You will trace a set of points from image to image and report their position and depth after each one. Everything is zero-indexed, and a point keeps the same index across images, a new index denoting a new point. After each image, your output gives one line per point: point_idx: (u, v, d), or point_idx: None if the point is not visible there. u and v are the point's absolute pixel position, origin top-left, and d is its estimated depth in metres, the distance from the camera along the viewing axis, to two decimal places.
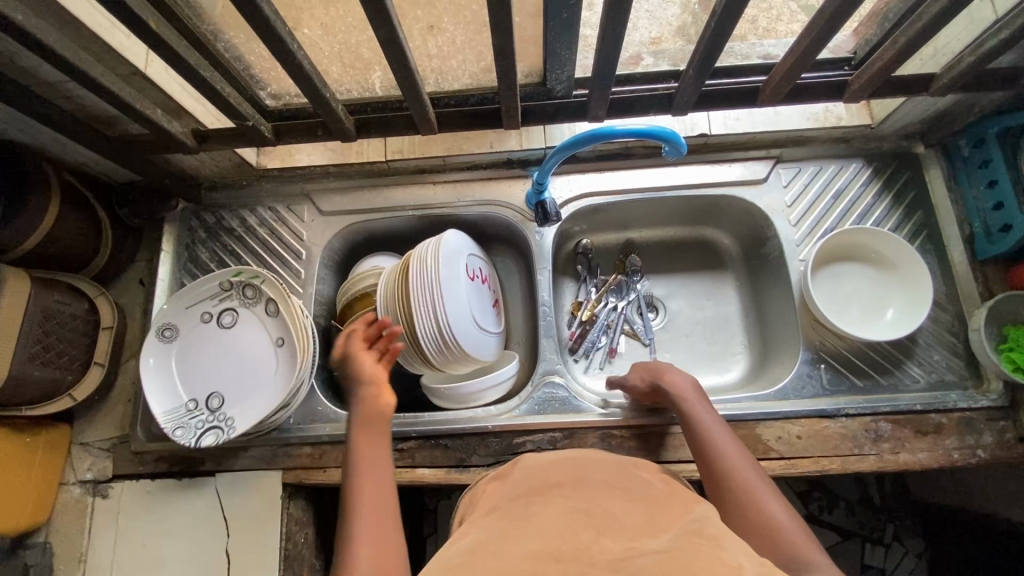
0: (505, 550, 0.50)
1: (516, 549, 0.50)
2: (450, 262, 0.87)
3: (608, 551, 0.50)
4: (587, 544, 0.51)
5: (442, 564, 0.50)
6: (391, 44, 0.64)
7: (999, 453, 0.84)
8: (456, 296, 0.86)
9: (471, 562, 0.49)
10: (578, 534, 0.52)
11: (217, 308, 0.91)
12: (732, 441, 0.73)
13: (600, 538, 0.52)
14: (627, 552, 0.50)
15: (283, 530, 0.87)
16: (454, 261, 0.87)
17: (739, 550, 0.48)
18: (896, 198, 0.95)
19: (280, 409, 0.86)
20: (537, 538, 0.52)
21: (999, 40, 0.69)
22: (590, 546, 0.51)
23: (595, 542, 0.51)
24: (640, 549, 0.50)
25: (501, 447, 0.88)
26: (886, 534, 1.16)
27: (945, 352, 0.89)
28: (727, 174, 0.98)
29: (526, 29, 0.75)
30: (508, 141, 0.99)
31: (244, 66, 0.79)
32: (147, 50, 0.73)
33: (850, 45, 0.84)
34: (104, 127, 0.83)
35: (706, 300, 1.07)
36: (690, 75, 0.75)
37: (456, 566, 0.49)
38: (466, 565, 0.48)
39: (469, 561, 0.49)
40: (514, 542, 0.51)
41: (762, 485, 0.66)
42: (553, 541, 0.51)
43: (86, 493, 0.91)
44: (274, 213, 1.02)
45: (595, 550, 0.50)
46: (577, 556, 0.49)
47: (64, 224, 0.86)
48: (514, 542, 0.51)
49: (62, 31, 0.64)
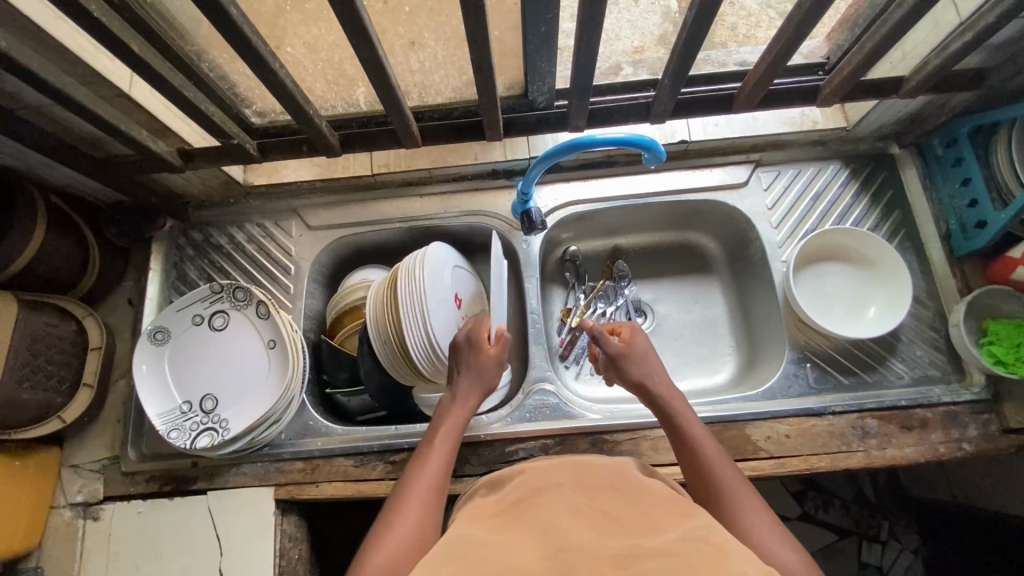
0: (511, 551, 0.51)
1: (523, 552, 0.51)
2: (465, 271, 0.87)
3: (611, 548, 0.51)
4: (588, 545, 0.51)
5: (447, 556, 0.51)
6: (373, 61, 0.65)
7: (985, 446, 0.85)
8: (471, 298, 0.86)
9: (474, 559, 0.50)
10: (579, 531, 0.53)
11: (208, 311, 0.91)
12: (711, 441, 0.71)
13: (602, 538, 0.52)
14: (629, 550, 0.50)
15: (277, 547, 0.87)
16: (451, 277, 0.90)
17: (744, 557, 0.49)
18: (873, 198, 0.97)
19: (272, 422, 0.87)
20: (540, 540, 0.52)
21: (963, 43, 0.71)
22: (592, 542, 0.51)
23: (597, 541, 0.51)
24: (644, 547, 0.50)
25: (494, 456, 0.89)
26: (882, 531, 1.17)
27: (927, 348, 0.91)
28: (709, 179, 0.99)
29: (506, 42, 0.76)
30: (493, 152, 1.01)
31: (229, 85, 0.80)
32: (131, 72, 0.74)
33: (824, 50, 0.86)
34: (90, 148, 0.84)
35: (693, 303, 1.08)
36: (665, 83, 0.77)
37: (461, 561, 0.50)
38: (472, 559, 0.50)
39: (472, 555, 0.50)
40: (517, 544, 0.52)
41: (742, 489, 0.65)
42: (558, 541, 0.51)
43: (77, 516, 0.91)
44: (262, 229, 1.02)
45: (595, 548, 0.50)
46: (581, 553, 0.50)
47: (50, 247, 0.86)
48: (520, 544, 0.52)
49: (47, 55, 0.65)
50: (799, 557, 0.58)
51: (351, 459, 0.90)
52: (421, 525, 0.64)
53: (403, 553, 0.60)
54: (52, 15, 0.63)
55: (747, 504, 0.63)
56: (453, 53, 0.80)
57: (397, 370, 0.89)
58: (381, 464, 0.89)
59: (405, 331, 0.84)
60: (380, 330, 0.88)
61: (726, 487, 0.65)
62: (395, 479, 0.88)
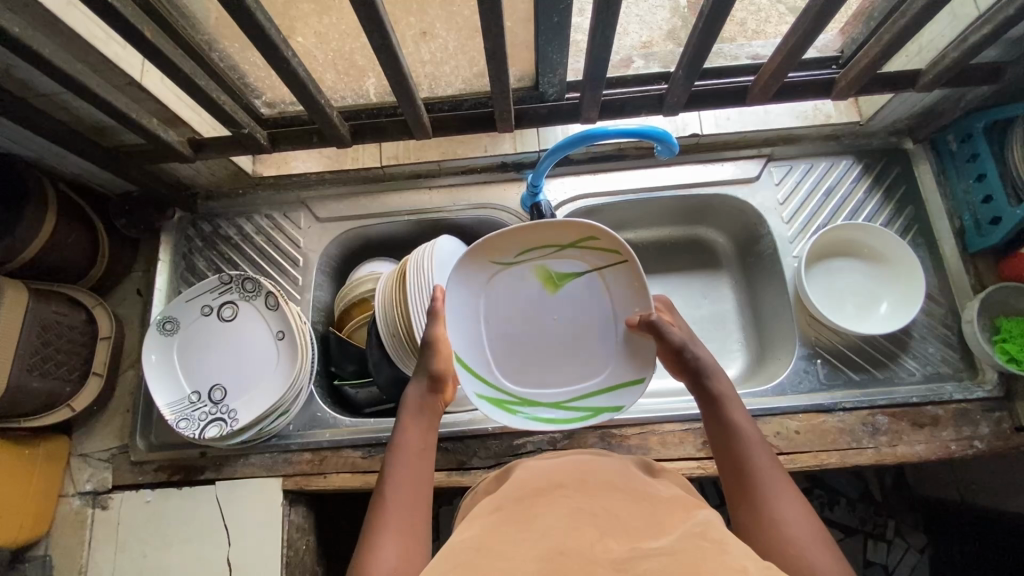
0: (508, 550, 0.50)
1: (522, 552, 0.50)
2: (584, 248, 0.78)
3: (612, 550, 0.50)
4: (590, 546, 0.50)
5: (447, 561, 0.50)
6: (385, 50, 0.65)
7: (996, 444, 0.84)
8: (581, 282, 0.80)
9: (475, 562, 0.49)
10: (579, 532, 0.52)
11: (217, 302, 0.91)
12: (751, 426, 0.66)
13: (604, 537, 0.51)
14: (631, 551, 0.49)
15: (284, 538, 0.87)
16: (525, 240, 0.78)
17: (744, 553, 0.47)
18: (887, 193, 0.97)
19: (280, 414, 0.87)
20: (539, 539, 0.51)
21: (982, 35, 0.70)
22: (593, 544, 0.50)
23: (598, 542, 0.51)
24: (646, 548, 0.49)
25: (502, 448, 0.89)
26: (888, 529, 1.16)
27: (938, 345, 0.90)
28: (720, 173, 0.99)
29: (517, 34, 0.77)
30: (502, 145, 1.01)
31: (239, 75, 0.80)
32: (143, 60, 0.73)
33: (837, 44, 0.85)
34: (101, 137, 0.84)
35: (703, 299, 1.08)
36: (679, 76, 0.76)
37: (461, 565, 0.49)
38: (473, 564, 0.48)
39: (474, 560, 0.49)
40: (514, 543, 0.51)
41: (780, 479, 0.60)
42: (557, 541, 0.51)
43: (86, 505, 0.91)
44: (270, 220, 1.02)
45: (598, 550, 0.50)
46: (581, 555, 0.49)
47: (60, 236, 0.87)
48: (520, 543, 0.51)
49: (59, 41, 0.65)
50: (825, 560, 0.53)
51: (359, 451, 0.90)
52: (407, 535, 0.59)
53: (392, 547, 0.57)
54: (64, 1, 0.62)
55: (781, 497, 0.59)
56: (464, 44, 0.81)
57: (405, 363, 0.88)
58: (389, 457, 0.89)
59: (414, 325, 0.83)
60: (388, 322, 0.87)
61: (762, 478, 0.61)
62: None
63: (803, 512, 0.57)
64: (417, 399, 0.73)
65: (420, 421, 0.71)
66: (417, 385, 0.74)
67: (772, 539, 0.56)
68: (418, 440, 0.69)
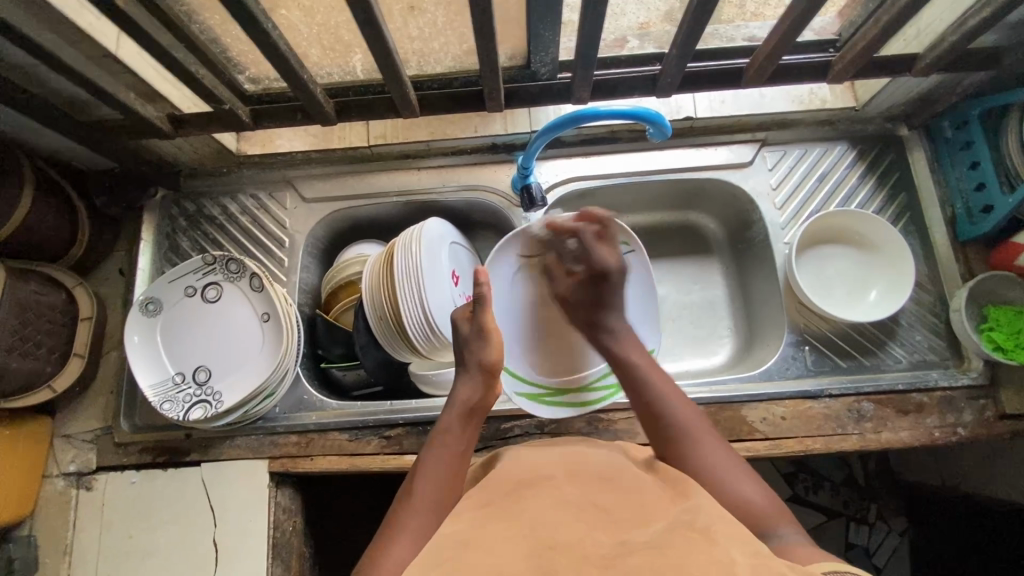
0: (496, 545, 0.50)
1: (511, 547, 0.50)
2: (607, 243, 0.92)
3: (600, 544, 0.50)
4: (578, 540, 0.51)
5: (432, 560, 0.50)
6: (369, 23, 0.62)
7: (979, 431, 0.85)
8: None
9: (460, 557, 0.49)
10: (567, 526, 0.52)
11: (200, 283, 0.89)
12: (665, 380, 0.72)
13: (591, 531, 0.52)
14: (617, 547, 0.50)
15: (271, 520, 0.87)
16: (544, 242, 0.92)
17: (732, 545, 0.48)
18: (880, 179, 0.96)
19: (265, 396, 0.86)
20: (527, 533, 0.52)
21: (981, 19, 0.68)
22: (581, 539, 0.51)
23: (587, 536, 0.51)
24: (631, 543, 0.50)
25: (489, 433, 0.88)
26: (870, 513, 1.18)
27: (926, 333, 0.91)
28: (714, 158, 0.97)
29: (509, 10, 0.73)
30: (493, 125, 0.98)
31: (221, 49, 0.76)
32: (118, 31, 0.70)
33: (835, 27, 0.82)
34: (77, 112, 0.81)
35: (694, 284, 1.08)
36: (673, 56, 0.75)
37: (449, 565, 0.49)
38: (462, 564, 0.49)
39: (463, 559, 0.49)
40: (503, 539, 0.51)
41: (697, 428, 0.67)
42: (544, 535, 0.51)
43: (70, 486, 0.90)
44: (256, 200, 1.00)
45: (587, 545, 0.50)
46: (569, 550, 0.49)
47: (38, 214, 0.84)
48: (508, 538, 0.51)
49: (29, 11, 0.62)
50: (763, 499, 0.61)
51: (345, 434, 0.90)
52: (437, 504, 0.63)
53: (425, 507, 0.63)
54: None
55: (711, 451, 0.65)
56: (453, 20, 0.76)
57: (393, 347, 0.87)
58: (376, 439, 0.89)
59: (403, 311, 0.82)
60: (376, 305, 0.86)
61: (685, 430, 0.66)
62: (391, 454, 0.88)
63: (732, 460, 0.64)
64: (472, 391, 0.74)
65: (471, 415, 0.72)
66: (474, 379, 0.75)
67: (719, 490, 0.62)
68: (464, 436, 0.70)
